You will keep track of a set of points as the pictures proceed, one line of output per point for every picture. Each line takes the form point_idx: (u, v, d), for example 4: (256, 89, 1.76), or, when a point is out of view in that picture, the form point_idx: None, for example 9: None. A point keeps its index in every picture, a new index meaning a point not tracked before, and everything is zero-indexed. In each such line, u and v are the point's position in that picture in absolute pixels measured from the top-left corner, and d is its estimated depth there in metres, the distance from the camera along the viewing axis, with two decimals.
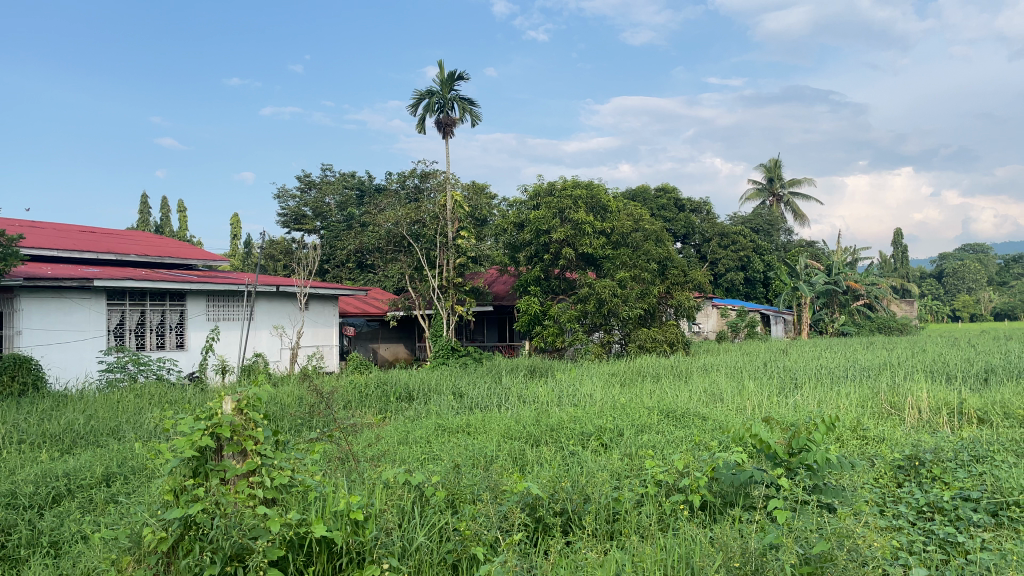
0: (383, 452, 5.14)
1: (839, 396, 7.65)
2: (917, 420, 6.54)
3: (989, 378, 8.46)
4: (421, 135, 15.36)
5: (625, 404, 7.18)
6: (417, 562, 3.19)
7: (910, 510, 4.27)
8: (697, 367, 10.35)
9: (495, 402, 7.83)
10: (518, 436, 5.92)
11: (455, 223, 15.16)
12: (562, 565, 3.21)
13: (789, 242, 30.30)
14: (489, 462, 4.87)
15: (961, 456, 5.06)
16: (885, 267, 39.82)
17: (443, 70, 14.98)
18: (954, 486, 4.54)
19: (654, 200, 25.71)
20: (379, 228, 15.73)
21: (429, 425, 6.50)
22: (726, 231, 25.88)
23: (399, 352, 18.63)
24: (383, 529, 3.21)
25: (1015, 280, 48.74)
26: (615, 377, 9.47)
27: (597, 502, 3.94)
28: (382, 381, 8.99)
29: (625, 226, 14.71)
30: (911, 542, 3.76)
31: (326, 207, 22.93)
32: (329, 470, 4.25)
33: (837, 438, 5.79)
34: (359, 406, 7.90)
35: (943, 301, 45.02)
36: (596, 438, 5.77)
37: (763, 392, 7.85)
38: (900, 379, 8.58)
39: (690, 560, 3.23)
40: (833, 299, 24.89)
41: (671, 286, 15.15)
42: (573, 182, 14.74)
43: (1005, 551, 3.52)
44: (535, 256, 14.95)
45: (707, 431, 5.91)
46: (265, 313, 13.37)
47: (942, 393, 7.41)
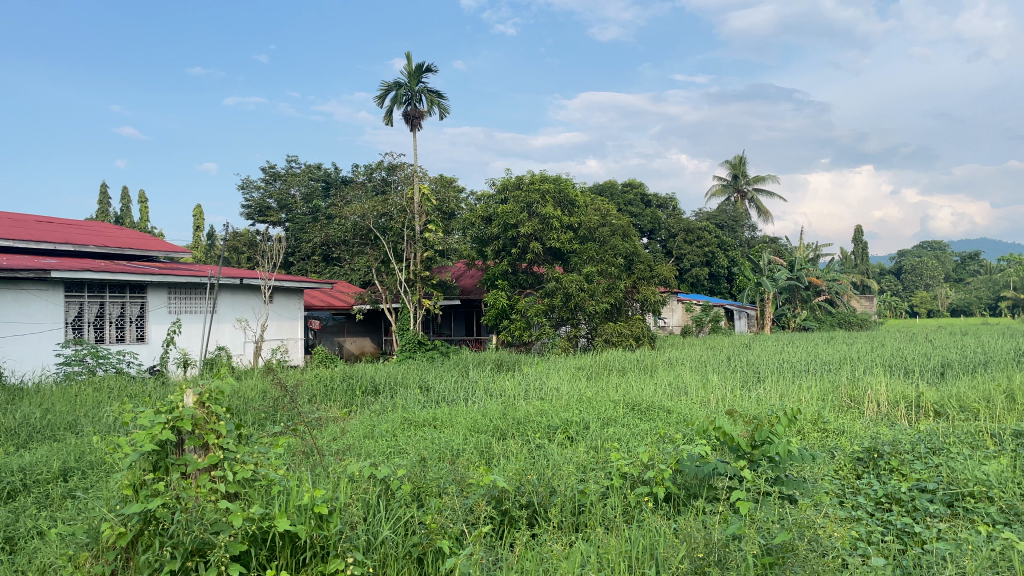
0: (348, 446, 5.11)
1: (800, 390, 7.78)
2: (875, 413, 6.70)
3: (945, 372, 8.68)
4: (387, 127, 15.24)
5: (591, 397, 7.22)
6: (382, 556, 3.17)
7: (868, 500, 4.37)
8: (662, 361, 10.45)
9: (461, 396, 7.82)
10: (484, 429, 5.91)
11: (422, 216, 15.11)
12: (526, 557, 3.21)
13: (753, 239, 30.62)
14: (455, 457, 4.84)
15: (917, 449, 5.17)
16: (844, 264, 40.55)
17: (410, 62, 14.87)
18: (911, 477, 4.64)
19: (620, 196, 25.90)
20: (346, 220, 15.66)
21: (395, 418, 6.47)
22: (691, 226, 26.17)
23: (365, 346, 18.62)
24: (347, 524, 3.17)
25: (970, 278, 49.98)
26: (581, 371, 9.51)
27: (563, 494, 3.94)
28: (348, 375, 8.92)
29: (593, 221, 14.75)
30: (869, 532, 3.84)
31: (291, 199, 22.67)
32: (294, 465, 4.18)
33: (799, 431, 5.90)
34: (324, 400, 7.82)
35: (902, 298, 45.97)
36: (562, 432, 5.78)
37: (726, 386, 7.97)
38: (859, 372, 8.77)
39: (655, 552, 3.26)
40: (795, 294, 25.24)
41: (638, 280, 15.27)
42: (540, 177, 14.74)
43: (960, 540, 3.61)
44: (502, 250, 14.92)
45: (671, 423, 5.95)
46: (227, 305, 13.17)
47: (899, 386, 7.60)
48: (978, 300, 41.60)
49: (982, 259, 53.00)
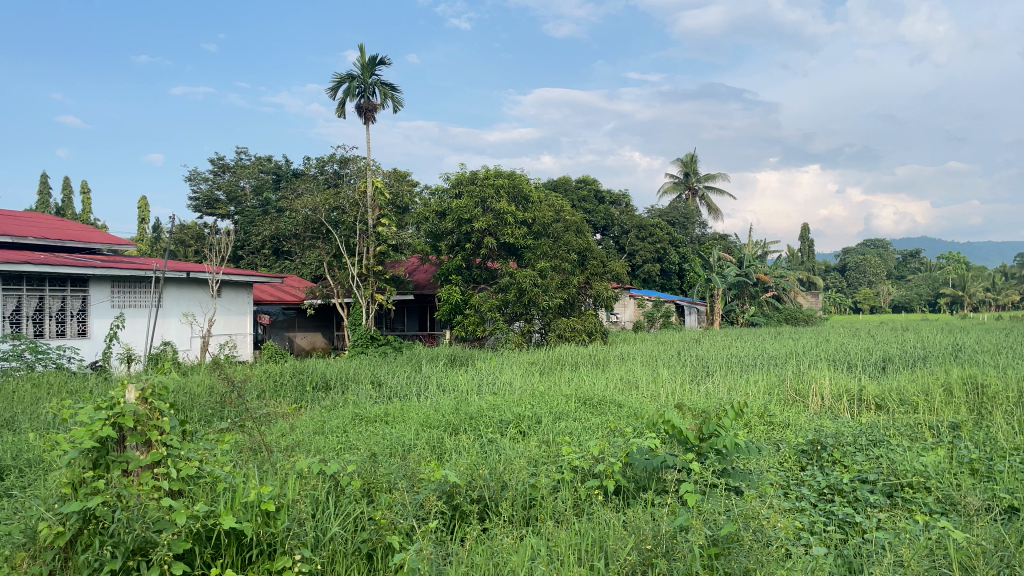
0: (297, 442, 5.05)
1: (748, 383, 7.96)
2: (818, 407, 6.87)
3: (886, 366, 8.96)
4: (340, 119, 15.06)
5: (543, 391, 7.27)
6: (331, 553, 3.14)
7: (812, 491, 4.49)
8: (613, 356, 10.55)
9: (413, 391, 7.80)
10: (436, 424, 5.90)
11: (375, 210, 14.98)
12: (477, 552, 3.21)
13: (704, 235, 31.09)
14: (407, 452, 4.82)
15: (859, 441, 5.32)
16: (792, 261, 41.46)
17: (363, 53, 14.71)
18: (853, 468, 4.78)
19: (574, 192, 26.10)
20: (296, 213, 15.44)
21: (346, 414, 6.42)
22: (644, 223, 26.48)
23: (317, 341, 18.39)
24: (295, 521, 3.14)
25: (910, 275, 51.61)
26: (535, 365, 9.56)
27: (514, 489, 3.96)
28: (298, 370, 8.80)
29: (547, 217, 14.84)
30: (812, 522, 3.95)
31: (241, 191, 22.29)
32: (241, 461, 4.12)
33: (745, 424, 6.01)
34: (273, 396, 7.71)
35: (846, 295, 47.18)
36: (515, 426, 5.80)
37: (676, 380, 8.11)
38: (804, 367, 8.99)
39: (605, 544, 3.30)
40: (744, 290, 25.71)
41: (590, 276, 15.40)
42: (495, 172, 14.73)
43: (899, 530, 3.73)
44: (456, 245, 14.90)
45: (621, 417, 6.02)
46: (173, 300, 12.89)
47: (843, 380, 7.82)
48: (919, 297, 42.94)
49: (922, 257, 54.72)
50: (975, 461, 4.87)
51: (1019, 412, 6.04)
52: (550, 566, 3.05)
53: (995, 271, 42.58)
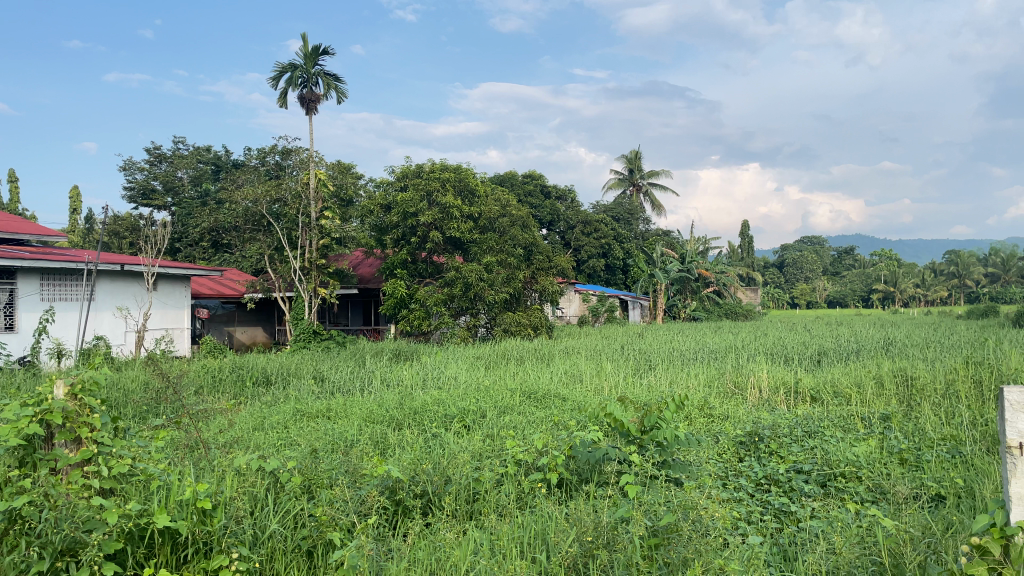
0: (235, 438, 4.94)
1: (688, 376, 8.13)
2: (756, 399, 7.05)
3: (821, 359, 9.25)
4: (282, 109, 14.78)
5: (488, 385, 7.30)
6: (270, 551, 3.10)
7: (749, 482, 4.60)
8: (558, 350, 10.63)
9: (356, 386, 7.73)
10: (380, 420, 5.85)
11: (318, 202, 14.76)
12: (419, 547, 3.20)
13: (647, 231, 31.52)
14: (349, 447, 4.77)
15: (794, 432, 5.47)
16: (732, 257, 42.36)
17: (305, 43, 14.46)
18: (789, 459, 4.92)
19: (520, 186, 26.19)
20: (236, 205, 15.11)
21: (286, 409, 6.33)
22: (589, 218, 26.71)
23: (257, 336, 18.07)
24: (232, 518, 3.08)
25: (845, 271, 53.27)
26: (480, 360, 9.56)
27: (457, 483, 3.94)
28: (238, 365, 8.63)
29: (493, 211, 14.85)
30: (749, 512, 4.04)
31: (178, 181, 21.72)
32: (177, 458, 4.02)
33: (685, 416, 6.13)
34: (211, 392, 7.54)
35: (784, 290, 48.43)
36: (459, 421, 5.79)
37: (619, 373, 8.23)
38: (743, 360, 9.22)
39: (547, 537, 3.32)
40: (686, 285, 26.15)
41: (536, 271, 15.47)
42: (441, 165, 14.66)
43: (831, 518, 3.84)
44: (401, 239, 14.78)
45: (565, 410, 6.08)
46: (107, 293, 12.48)
47: (780, 373, 8.04)
48: (852, 293, 44.39)
49: (856, 253, 56.55)
50: (905, 451, 5.05)
51: (944, 403, 6.30)
52: (491, 560, 3.04)
53: (923, 268, 44.29)
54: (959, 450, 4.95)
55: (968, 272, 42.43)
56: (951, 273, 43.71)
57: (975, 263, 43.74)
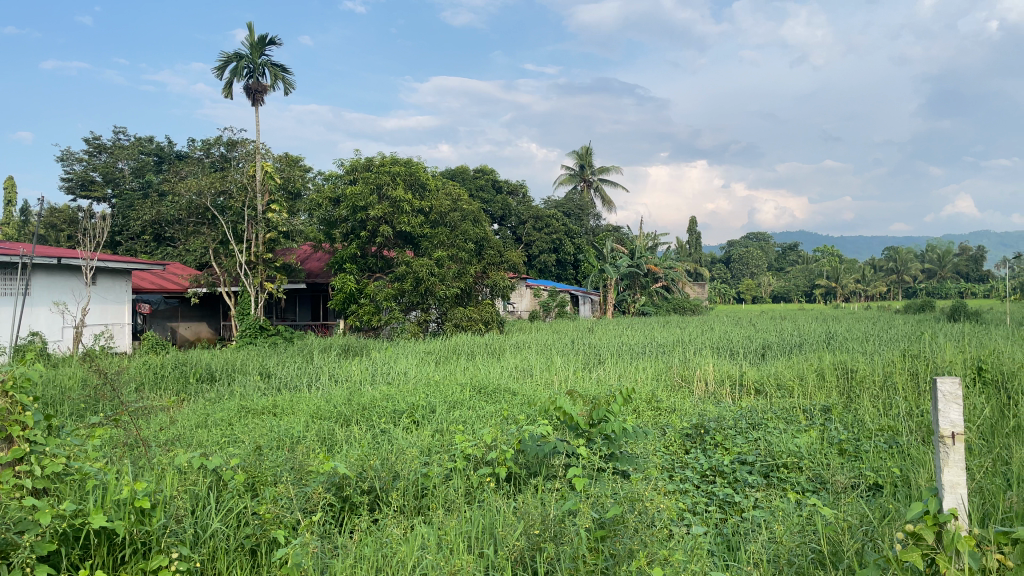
0: (177, 436, 4.84)
1: (636, 370, 8.22)
2: (703, 392, 7.17)
3: (765, 353, 9.47)
4: (227, 100, 14.49)
5: (438, 380, 7.29)
6: (211, 550, 3.05)
7: (695, 473, 4.68)
8: (509, 345, 10.63)
9: (304, 382, 7.63)
10: (327, 416, 5.78)
11: (264, 195, 14.52)
12: (365, 544, 3.18)
13: (598, 227, 31.76)
14: (295, 444, 4.71)
15: (739, 425, 5.58)
16: (681, 252, 43.00)
17: (252, 33, 14.18)
18: (733, 451, 5.02)
19: (472, 181, 26.17)
20: (179, 197, 14.76)
21: (231, 406, 6.20)
22: (540, 213, 26.83)
23: (201, 332, 17.70)
24: (172, 518, 3.02)
25: (789, 267, 54.52)
26: (430, 355, 9.52)
27: (406, 479, 3.93)
28: (180, 362, 8.42)
29: (444, 206, 14.80)
30: (695, 503, 4.12)
31: (119, 172, 21.16)
32: (115, 457, 3.93)
33: (634, 409, 6.22)
34: (152, 389, 7.36)
35: (731, 285, 49.37)
36: (408, 416, 5.77)
37: (569, 367, 8.30)
38: (690, 354, 9.37)
39: (493, 532, 3.32)
40: (636, 281, 26.45)
41: (487, 266, 15.46)
42: (391, 159, 14.53)
43: (773, 508, 3.94)
44: (350, 233, 14.64)
45: (515, 404, 6.11)
46: (43, 288, 12.07)
47: (725, 366, 8.19)
48: (796, 288, 45.45)
49: (800, 250, 57.91)
50: (844, 442, 5.20)
51: (882, 395, 6.49)
52: (438, 554, 3.04)
53: (864, 264, 45.58)
54: (896, 441, 5.11)
55: (906, 268, 43.82)
56: (890, 270, 45.04)
57: (913, 259, 45.25)
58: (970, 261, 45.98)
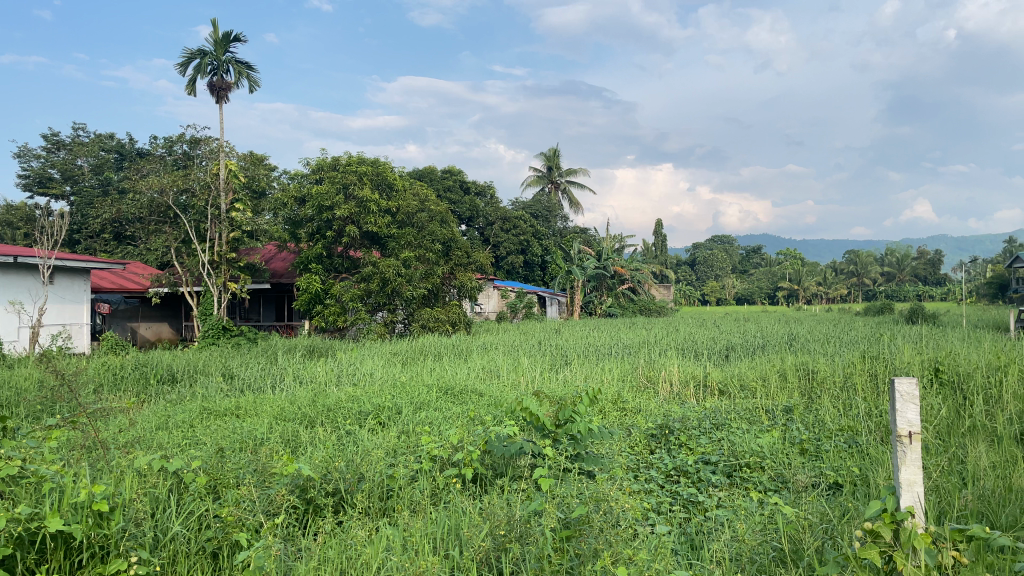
0: (137, 438, 4.75)
1: (603, 371, 8.28)
2: (668, 393, 7.25)
3: (729, 354, 9.60)
4: (190, 97, 14.27)
5: (404, 381, 7.27)
6: (171, 554, 3.00)
7: (660, 473, 4.72)
8: (476, 346, 10.64)
9: (268, 383, 7.55)
10: (291, 417, 5.73)
11: (228, 193, 14.34)
12: (330, 546, 3.16)
13: (565, 229, 31.90)
14: (258, 446, 4.66)
15: (703, 425, 5.66)
16: (647, 254, 43.36)
17: (216, 29, 14.00)
18: (697, 451, 5.08)
19: (439, 181, 26.14)
20: (140, 195, 14.50)
21: (193, 408, 6.13)
22: (507, 215, 26.86)
23: (163, 332, 17.43)
24: (131, 521, 2.98)
25: (752, 269, 55.29)
26: (396, 356, 9.49)
27: (371, 480, 3.91)
28: (141, 363, 8.28)
29: (411, 206, 14.75)
30: (659, 503, 4.16)
31: (78, 170, 20.71)
32: (72, 460, 3.85)
33: (600, 409, 6.27)
34: (112, 390, 7.24)
35: (695, 288, 49.87)
36: (374, 417, 5.75)
37: (535, 368, 8.33)
38: (655, 355, 9.47)
39: (459, 532, 3.32)
40: (602, 282, 26.61)
41: (455, 267, 15.43)
42: (358, 158, 14.44)
43: (737, 507, 3.99)
44: (316, 233, 14.53)
45: (482, 405, 6.11)
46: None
47: (689, 367, 8.29)
48: (759, 291, 46.15)
49: (763, 252, 58.77)
50: (805, 442, 5.29)
51: (843, 395, 6.62)
52: (403, 556, 3.03)
53: (825, 267, 46.41)
54: (856, 440, 5.22)
55: (866, 271, 44.70)
56: (851, 272, 45.95)
57: (873, 262, 46.18)
58: (928, 265, 47.01)
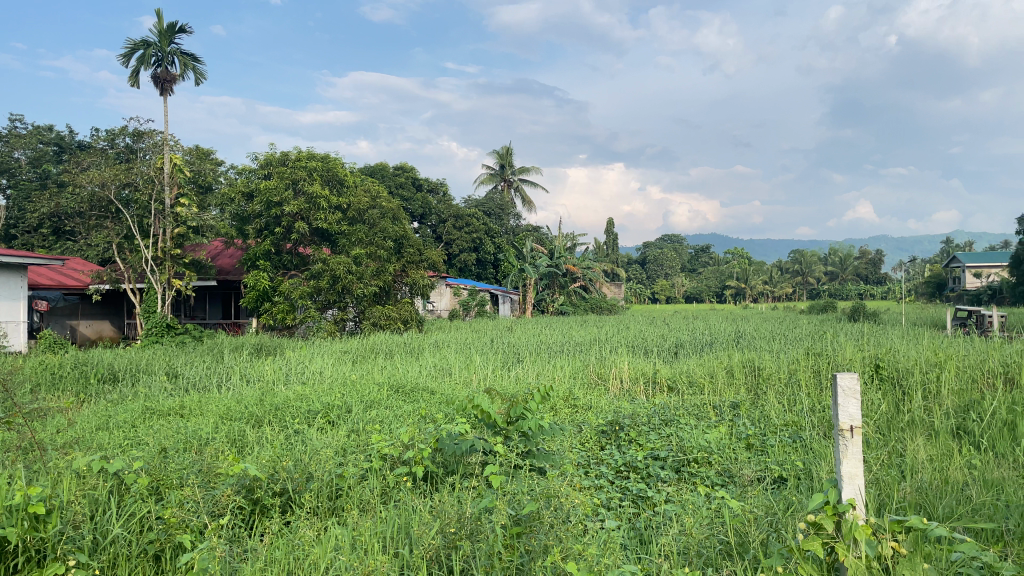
0: (76, 438, 4.62)
1: (554, 369, 8.31)
2: (618, 389, 7.35)
3: (678, 351, 9.75)
4: (133, 88, 13.89)
5: (355, 379, 7.20)
6: (112, 557, 2.93)
7: (610, 469, 4.77)
8: (428, 344, 10.57)
9: (214, 382, 7.41)
10: (237, 417, 5.62)
11: (173, 188, 14.04)
12: (277, 546, 3.11)
13: (517, 227, 31.98)
14: (203, 445, 4.58)
15: (653, 421, 5.73)
16: (599, 252, 43.72)
17: (161, 19, 13.66)
18: (646, 446, 5.15)
19: (391, 179, 25.98)
20: (80, 189, 14.07)
21: (135, 407, 5.97)
22: (460, 212, 26.81)
23: (103, 330, 16.95)
24: (68, 524, 2.91)
25: (701, 267, 56.19)
26: (347, 354, 9.39)
27: (320, 479, 3.86)
28: (80, 362, 8.02)
29: (362, 203, 14.63)
30: (609, 499, 4.19)
31: (15, 163, 20.00)
32: (5, 462, 3.73)
33: (551, 407, 6.28)
34: (49, 390, 7.02)
35: (646, 285, 50.44)
36: (323, 416, 5.67)
37: (487, 366, 8.30)
38: (605, 353, 9.54)
39: (409, 531, 3.30)
40: (554, 280, 26.71)
41: (407, 264, 15.31)
42: (307, 154, 14.28)
43: (685, 501, 4.04)
44: (264, 229, 14.30)
45: (433, 403, 6.08)
46: None
47: (639, 364, 8.39)
48: (707, 288, 46.94)
49: (711, 252, 59.81)
50: (751, 437, 5.40)
51: (787, 391, 6.77)
52: (352, 556, 2.99)
53: (772, 266, 47.44)
54: (799, 435, 5.34)
55: (810, 270, 45.84)
56: (796, 271, 47.07)
57: (817, 262, 47.35)
58: (869, 264, 48.42)
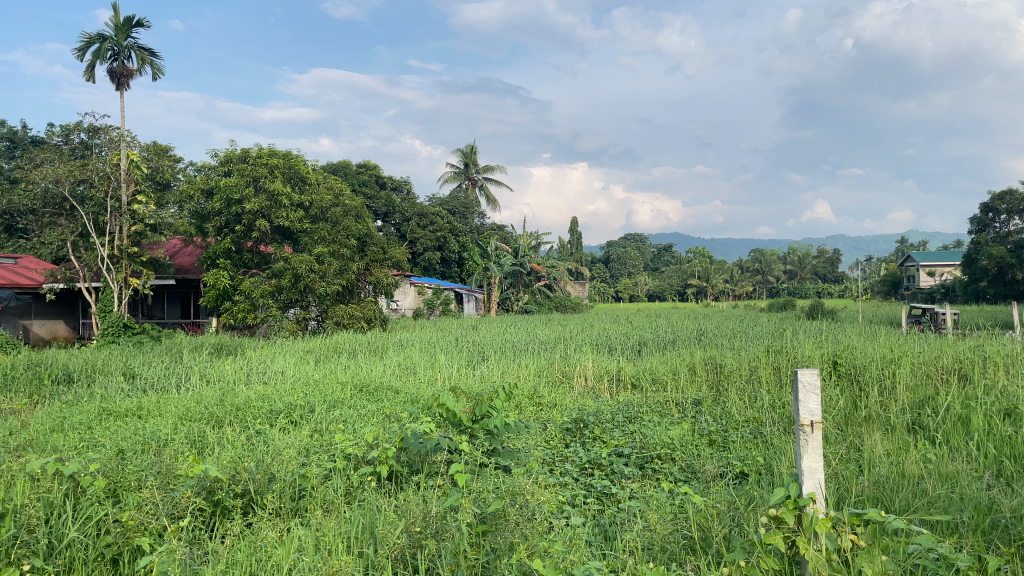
0: (29, 441, 4.51)
1: (520, 367, 8.31)
2: (583, 387, 7.39)
3: (642, 349, 9.85)
4: (88, 83, 13.54)
5: (318, 378, 7.13)
6: (67, 561, 2.86)
7: (574, 466, 4.78)
8: (392, 343, 10.47)
9: (173, 382, 7.28)
10: (197, 417, 5.53)
11: (130, 184, 13.76)
12: (238, 548, 3.07)
13: (482, 226, 31.94)
14: (162, 447, 4.49)
15: (616, 418, 5.77)
16: (563, 252, 43.87)
17: (117, 13, 13.35)
18: (611, 443, 5.19)
19: (354, 177, 25.78)
20: (33, 186, 13.72)
21: (91, 408, 5.84)
22: (424, 211, 26.72)
23: (57, 330, 16.56)
24: (22, 528, 2.85)
25: (664, 267, 56.73)
26: (310, 354, 9.29)
27: (282, 480, 3.81)
28: (34, 362, 7.83)
29: (324, 201, 14.51)
30: (574, 495, 4.21)
31: None
32: None
33: (517, 406, 6.27)
34: (2, 391, 6.84)
35: (610, 284, 50.72)
36: (285, 417, 5.60)
37: (452, 365, 8.27)
38: (571, 350, 9.60)
39: (373, 530, 3.28)
40: (519, 279, 26.72)
41: (370, 263, 15.17)
42: (269, 151, 14.13)
43: (649, 498, 4.08)
44: (224, 227, 14.09)
45: (397, 403, 6.04)
46: None
47: (604, 362, 8.44)
48: (669, 287, 47.36)
49: (673, 251, 60.44)
50: (713, 433, 5.47)
51: (748, 388, 6.86)
52: (315, 556, 2.96)
53: (733, 265, 48.07)
54: (760, 431, 5.44)
55: (769, 269, 46.59)
56: (756, 270, 47.78)
57: (776, 261, 48.13)
58: (827, 264, 49.37)
